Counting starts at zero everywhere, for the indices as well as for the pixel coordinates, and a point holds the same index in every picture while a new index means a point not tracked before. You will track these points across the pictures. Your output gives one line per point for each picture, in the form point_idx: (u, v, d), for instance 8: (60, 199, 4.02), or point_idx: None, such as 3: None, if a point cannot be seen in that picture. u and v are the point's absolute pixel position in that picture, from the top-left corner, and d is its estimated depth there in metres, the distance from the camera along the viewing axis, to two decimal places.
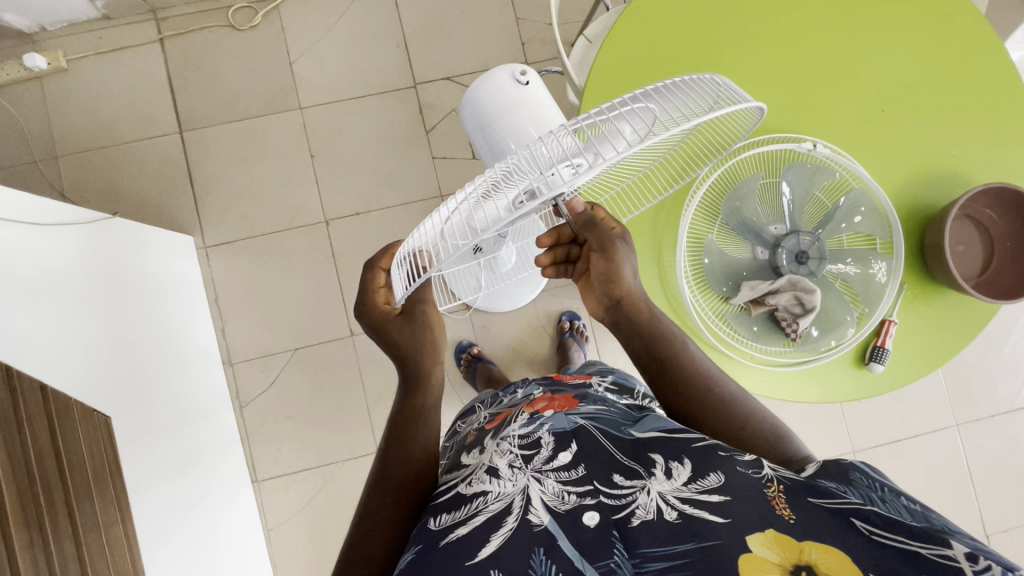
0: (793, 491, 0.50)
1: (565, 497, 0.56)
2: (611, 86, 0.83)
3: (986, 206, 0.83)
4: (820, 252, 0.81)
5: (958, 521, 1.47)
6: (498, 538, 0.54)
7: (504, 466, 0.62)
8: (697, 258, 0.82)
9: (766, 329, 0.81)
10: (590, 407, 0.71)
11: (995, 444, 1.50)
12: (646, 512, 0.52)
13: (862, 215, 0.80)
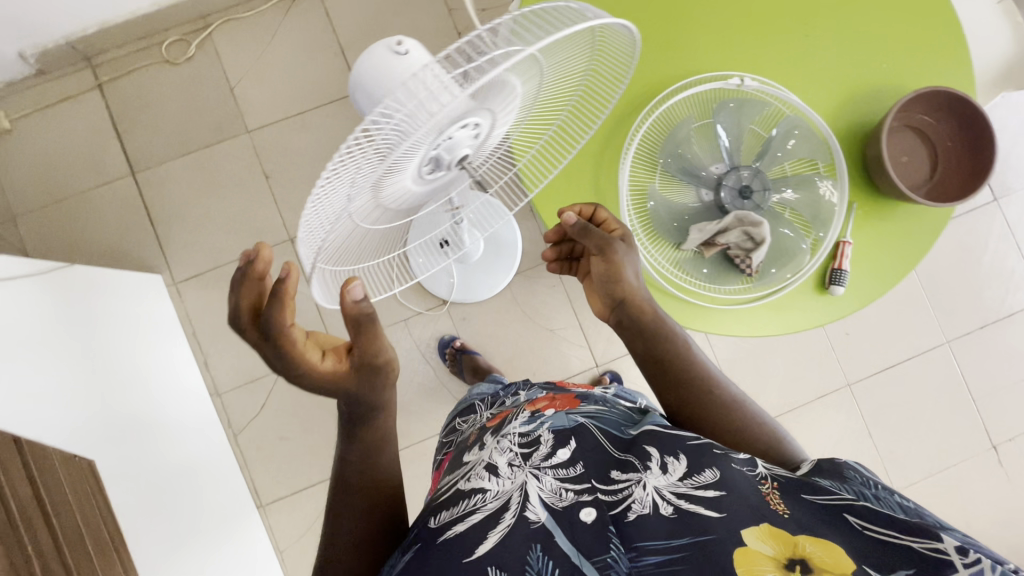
0: (788, 488, 0.56)
1: (562, 494, 0.63)
2: None
3: (922, 113, 0.82)
4: (762, 184, 0.80)
5: (963, 436, 1.48)
6: (494, 535, 0.59)
7: (503, 463, 0.68)
8: (643, 210, 0.81)
9: (720, 269, 0.82)
10: (591, 407, 0.77)
11: (989, 354, 1.49)
12: (641, 506, 0.59)
13: (797, 141, 0.80)
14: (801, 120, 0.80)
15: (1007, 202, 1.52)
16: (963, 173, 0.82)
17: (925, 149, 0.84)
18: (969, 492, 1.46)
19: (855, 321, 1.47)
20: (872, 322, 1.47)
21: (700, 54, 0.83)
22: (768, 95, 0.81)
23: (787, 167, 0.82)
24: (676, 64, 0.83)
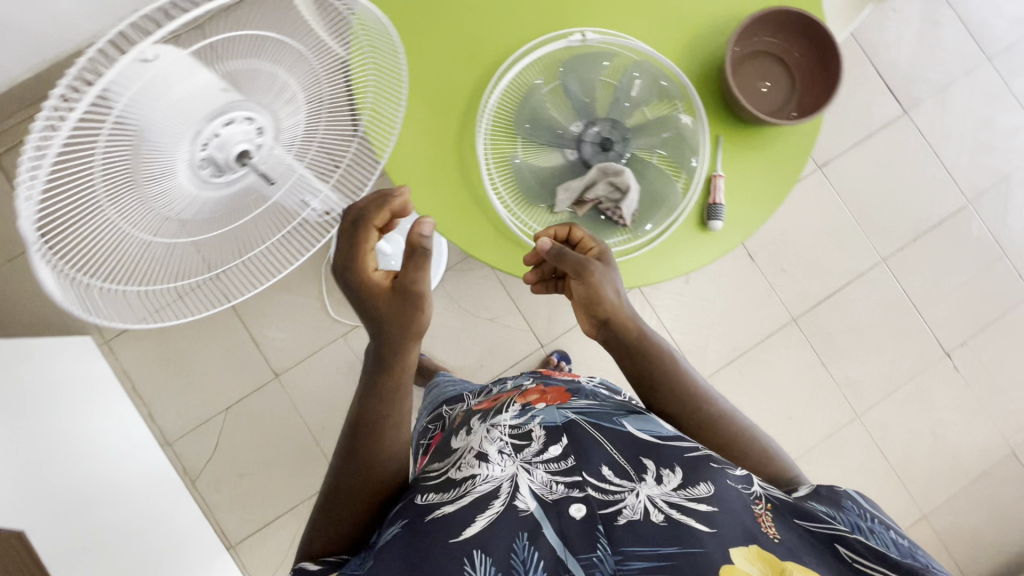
0: (779, 510, 0.54)
1: (552, 487, 0.61)
2: None
3: (768, 35, 0.83)
4: (622, 134, 0.81)
5: (916, 349, 1.48)
6: (483, 519, 0.57)
7: (493, 451, 0.65)
8: (509, 180, 0.82)
9: (596, 226, 0.81)
10: (581, 402, 0.74)
11: (925, 264, 1.50)
12: (632, 512, 0.56)
13: (645, 86, 0.80)
14: (647, 64, 0.80)
15: (917, 112, 1.53)
16: (819, 88, 0.83)
17: (781, 70, 0.84)
18: (932, 403, 1.46)
19: (787, 256, 1.48)
20: (804, 254, 1.48)
21: (546, 13, 0.82)
22: (614, 44, 0.81)
23: (647, 111, 0.81)
24: (523, 28, 0.82)
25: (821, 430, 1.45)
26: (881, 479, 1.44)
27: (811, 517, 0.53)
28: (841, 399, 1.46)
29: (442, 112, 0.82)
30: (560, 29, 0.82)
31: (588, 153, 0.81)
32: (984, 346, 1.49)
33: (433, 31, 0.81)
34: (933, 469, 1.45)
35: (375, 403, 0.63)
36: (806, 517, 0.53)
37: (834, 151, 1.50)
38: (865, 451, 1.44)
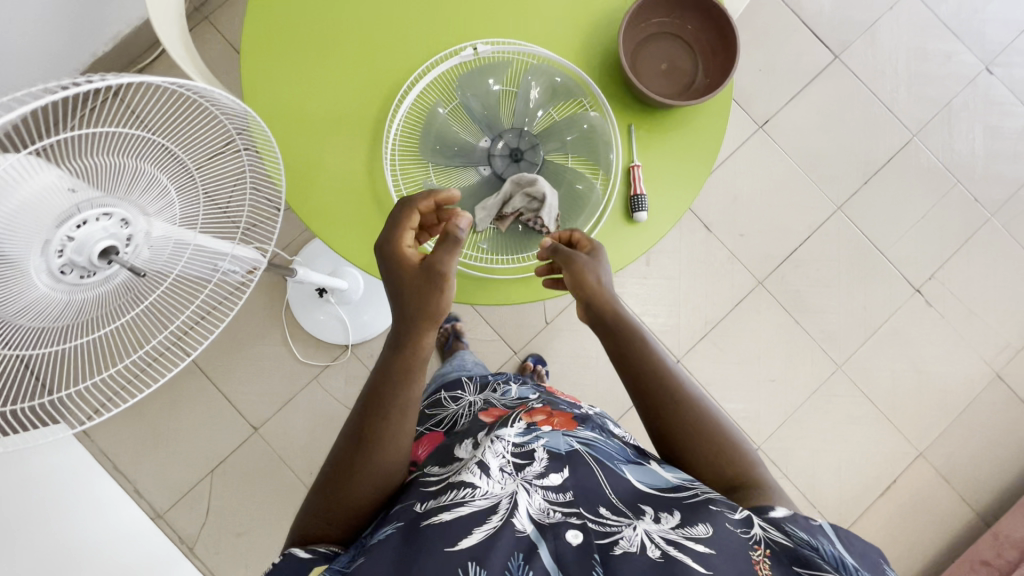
0: (777, 558, 0.51)
1: (548, 513, 0.58)
2: (267, 93, 0.80)
3: (661, 17, 0.82)
4: (531, 143, 0.80)
5: (886, 291, 1.47)
6: (481, 532, 0.55)
7: (495, 466, 0.63)
8: None
9: (524, 237, 0.80)
10: (587, 434, 0.73)
11: (883, 204, 1.49)
12: (629, 543, 0.53)
13: (546, 91, 0.79)
14: (542, 68, 0.78)
15: (849, 55, 1.51)
16: (722, 60, 0.80)
17: (681, 49, 0.83)
18: (910, 341, 1.46)
19: (744, 220, 1.47)
20: (760, 215, 1.47)
21: (438, 28, 0.81)
22: (508, 51, 0.79)
23: (552, 116, 0.81)
24: (416, 47, 0.81)
25: (805, 387, 1.44)
26: (872, 425, 1.44)
27: (810, 564, 0.49)
28: (820, 353, 1.45)
29: (349, 146, 0.81)
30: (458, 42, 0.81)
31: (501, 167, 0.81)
32: (954, 276, 1.48)
33: (326, 68, 0.81)
34: (922, 406, 1.45)
35: (382, 380, 0.62)
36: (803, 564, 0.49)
37: (773, 109, 1.49)
38: (852, 400, 1.44)
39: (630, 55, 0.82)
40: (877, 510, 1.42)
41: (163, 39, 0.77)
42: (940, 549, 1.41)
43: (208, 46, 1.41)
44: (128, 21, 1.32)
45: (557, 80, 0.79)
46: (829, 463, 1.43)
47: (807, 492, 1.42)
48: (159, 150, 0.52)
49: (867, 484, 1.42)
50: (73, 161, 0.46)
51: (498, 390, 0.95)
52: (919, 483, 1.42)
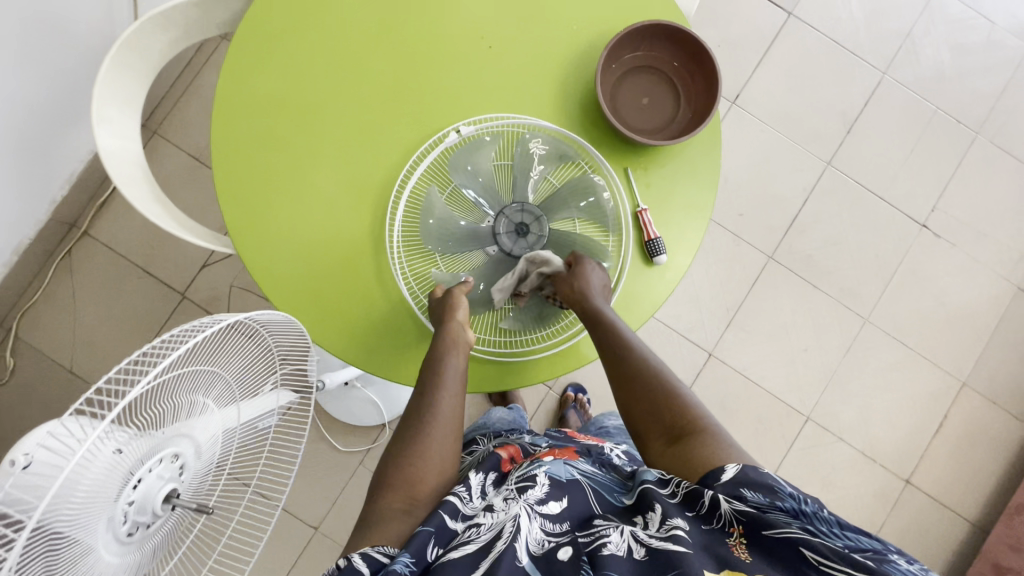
0: (750, 532, 0.51)
1: (543, 542, 0.55)
2: (259, 221, 0.78)
3: (631, 52, 0.81)
4: (536, 215, 0.77)
5: (894, 234, 1.47)
6: (485, 564, 0.52)
7: (499, 501, 0.61)
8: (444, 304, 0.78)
9: (543, 313, 0.79)
10: (588, 466, 0.70)
11: (870, 149, 1.48)
12: (616, 548, 0.52)
13: (541, 158, 0.76)
14: (535, 136, 0.76)
15: (802, 10, 1.49)
16: (703, 84, 0.81)
17: (659, 79, 0.83)
18: (928, 277, 1.46)
19: (739, 200, 1.45)
20: (754, 190, 1.46)
21: (411, 118, 0.80)
22: (490, 128, 0.78)
23: (551, 180, 0.78)
24: (393, 143, 0.79)
25: (839, 348, 1.44)
26: (911, 368, 1.45)
27: (771, 525, 0.50)
28: (845, 310, 1.45)
29: (352, 258, 0.79)
30: (438, 115, 0.80)
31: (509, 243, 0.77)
32: (954, 202, 1.48)
33: (309, 187, 0.79)
34: (954, 338, 1.45)
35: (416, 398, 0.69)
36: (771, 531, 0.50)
37: (742, 82, 1.47)
38: (887, 349, 1.45)
39: (609, 96, 0.81)
40: (934, 449, 1.43)
41: (135, 203, 0.74)
42: (1001, 471, 1.43)
43: (164, 160, 1.37)
44: (80, 157, 1.26)
45: (551, 145, 0.76)
46: (880, 416, 1.44)
47: (866, 449, 1.43)
48: (199, 377, 0.54)
49: (920, 426, 1.44)
50: (138, 416, 0.49)
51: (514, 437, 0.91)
52: (967, 413, 1.44)
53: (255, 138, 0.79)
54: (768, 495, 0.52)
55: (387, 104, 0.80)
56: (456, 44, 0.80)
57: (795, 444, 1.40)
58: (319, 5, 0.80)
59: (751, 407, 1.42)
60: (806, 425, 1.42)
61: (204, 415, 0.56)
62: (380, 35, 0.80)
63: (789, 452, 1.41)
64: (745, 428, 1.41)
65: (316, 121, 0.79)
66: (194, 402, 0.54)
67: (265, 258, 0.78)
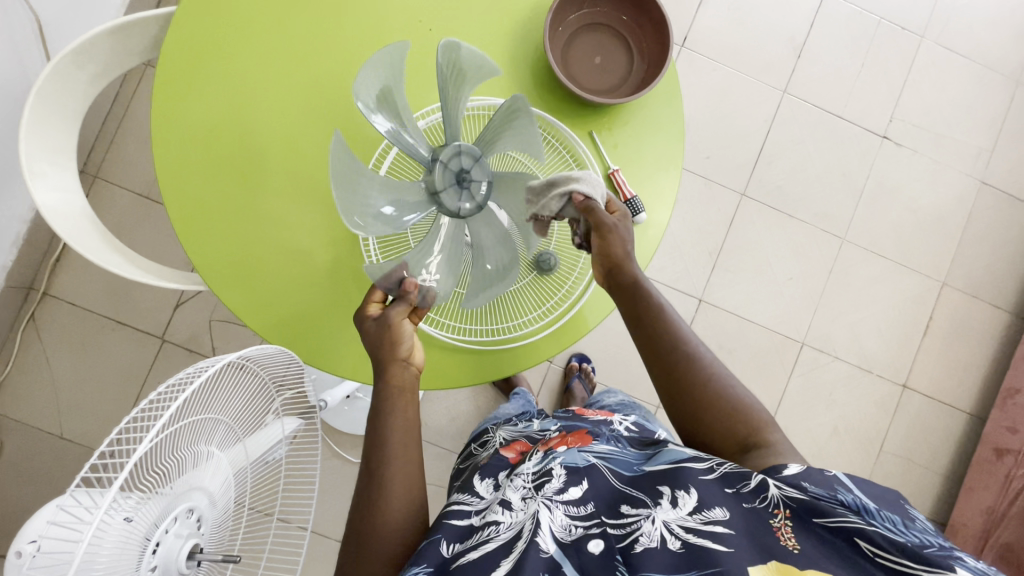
0: (798, 517, 0.53)
1: (571, 529, 0.60)
2: (226, 252, 0.75)
3: (575, 11, 0.79)
4: (473, 155, 0.67)
5: (858, 150, 1.48)
6: (508, 562, 0.56)
7: (516, 497, 0.65)
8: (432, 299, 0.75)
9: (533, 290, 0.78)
10: (602, 446, 0.73)
11: (821, 70, 1.48)
12: (649, 540, 0.56)
13: (461, 85, 0.64)
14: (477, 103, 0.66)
15: None
16: (652, 36, 0.80)
17: (608, 35, 0.81)
18: (895, 187, 1.49)
19: (704, 142, 1.45)
20: (717, 131, 1.45)
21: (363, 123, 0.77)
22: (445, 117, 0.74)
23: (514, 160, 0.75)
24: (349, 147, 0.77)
25: (822, 271, 1.47)
26: (892, 277, 1.48)
27: (825, 514, 0.52)
28: (822, 234, 1.47)
29: (331, 277, 0.77)
30: None
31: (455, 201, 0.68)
32: (910, 109, 1.50)
33: (271, 212, 0.76)
34: (929, 241, 1.49)
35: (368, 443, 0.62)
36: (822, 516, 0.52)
37: (686, 23, 1.44)
38: (868, 264, 1.48)
39: (560, 59, 0.79)
40: (925, 350, 1.49)
41: (92, 257, 0.71)
42: (990, 358, 1.49)
43: (112, 204, 1.30)
44: (22, 218, 1.19)
45: (465, 66, 0.62)
46: (870, 328, 1.48)
47: (861, 363, 1.48)
48: (200, 425, 0.52)
49: (908, 331, 1.49)
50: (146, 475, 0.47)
51: (523, 424, 0.93)
52: (950, 311, 1.49)
53: (204, 168, 0.75)
54: (828, 488, 0.53)
55: (333, 106, 0.76)
56: (395, 37, 0.77)
57: (794, 372, 1.44)
58: (239, 14, 0.75)
59: (748, 343, 1.45)
60: (802, 350, 1.46)
61: (210, 461, 0.54)
62: (313, 39, 0.76)
63: (791, 379, 1.46)
64: (745, 365, 1.44)
65: (264, 141, 0.75)
66: (199, 452, 0.52)
67: (241, 294, 0.75)
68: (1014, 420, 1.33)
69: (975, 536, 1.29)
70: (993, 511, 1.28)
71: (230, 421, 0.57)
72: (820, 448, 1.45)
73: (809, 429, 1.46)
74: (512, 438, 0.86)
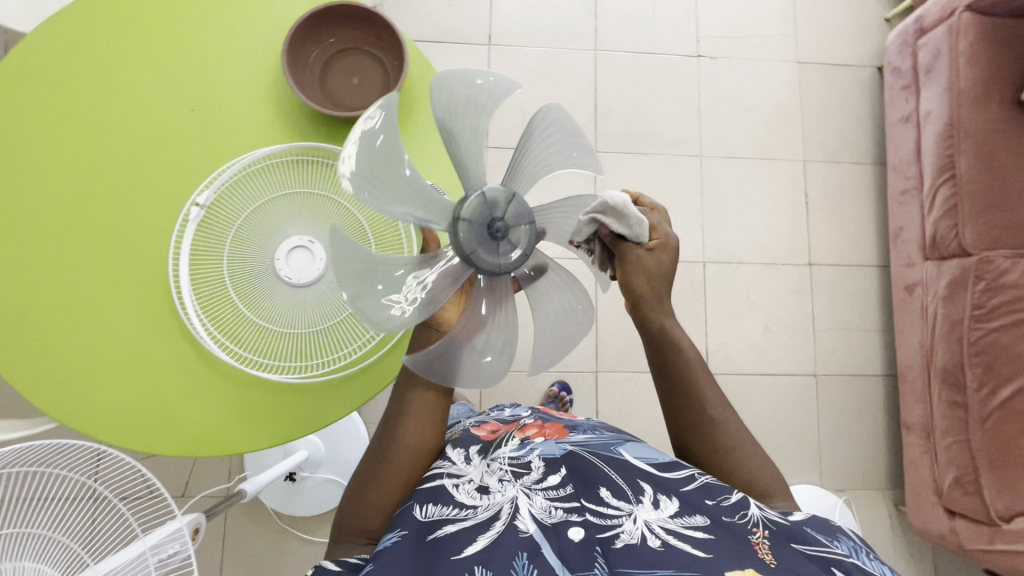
0: (779, 539, 0.57)
1: (551, 511, 0.63)
2: (64, 384, 0.76)
3: (315, 49, 0.82)
4: (506, 195, 0.59)
5: (678, 73, 1.58)
6: (484, 539, 0.60)
7: (495, 481, 0.69)
8: (267, 345, 0.77)
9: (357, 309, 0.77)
10: (579, 436, 0.80)
11: (618, 18, 1.58)
12: (629, 537, 0.59)
13: (473, 112, 0.59)
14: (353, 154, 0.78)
15: None
16: (386, 35, 0.82)
17: (355, 56, 0.85)
18: (725, 93, 1.58)
19: None
20: (549, 104, 1.53)
21: (154, 215, 0.79)
22: (227, 181, 0.78)
23: (314, 193, 0.80)
24: (151, 245, 0.79)
25: (694, 191, 1.54)
26: (758, 173, 1.56)
27: (806, 541, 0.57)
28: (680, 158, 1.54)
29: (175, 368, 0.78)
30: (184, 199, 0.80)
31: (489, 255, 0.60)
32: (710, 22, 1.61)
33: (94, 331, 0.77)
34: (776, 128, 1.58)
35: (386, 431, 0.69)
36: (804, 543, 0.57)
37: (483, 21, 1.54)
38: (731, 169, 1.55)
39: (323, 96, 0.84)
40: (815, 225, 1.55)
41: None
42: (873, 209, 1.57)
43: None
44: None
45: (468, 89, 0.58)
46: (758, 225, 1.54)
47: (764, 258, 1.53)
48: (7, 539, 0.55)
49: (793, 214, 1.55)
50: None
51: (493, 416, 0.99)
52: (821, 182, 1.57)
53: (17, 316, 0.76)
54: (828, 534, 0.58)
55: (123, 214, 0.79)
56: (152, 128, 0.81)
57: (706, 291, 1.48)
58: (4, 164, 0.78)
59: None
60: (707, 268, 1.51)
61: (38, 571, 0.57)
62: (74, 160, 0.79)
63: (707, 298, 1.50)
64: None
65: (64, 268, 0.77)
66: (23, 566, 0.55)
67: (99, 417, 0.76)
68: (909, 255, 1.39)
69: (920, 372, 1.33)
70: (924, 345, 1.32)
71: (47, 534, 0.58)
72: (759, 349, 1.49)
73: (743, 336, 1.50)
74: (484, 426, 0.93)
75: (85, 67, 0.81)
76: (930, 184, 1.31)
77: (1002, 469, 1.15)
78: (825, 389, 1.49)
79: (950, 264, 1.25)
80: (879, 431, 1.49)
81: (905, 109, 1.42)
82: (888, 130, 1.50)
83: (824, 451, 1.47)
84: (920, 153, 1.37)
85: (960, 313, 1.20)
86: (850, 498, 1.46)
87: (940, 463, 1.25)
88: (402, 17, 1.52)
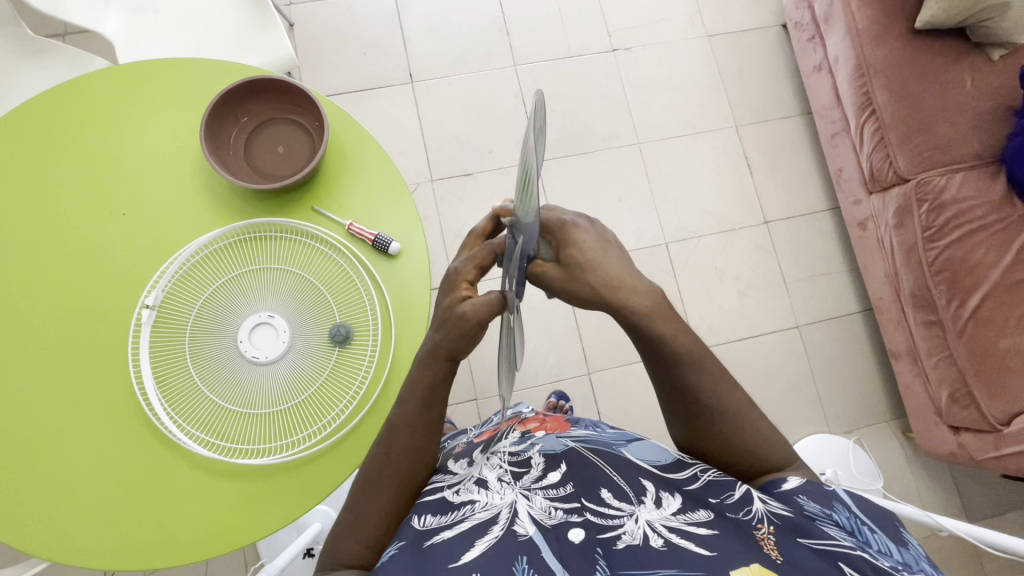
0: (782, 534, 0.53)
1: (551, 512, 0.59)
2: (47, 519, 0.74)
3: (235, 126, 0.83)
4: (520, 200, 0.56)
5: (598, 70, 1.62)
6: (482, 543, 0.56)
7: (493, 479, 0.67)
8: (244, 430, 0.76)
9: (323, 374, 0.78)
10: (578, 431, 0.77)
11: (529, 32, 1.63)
12: (631, 537, 0.54)
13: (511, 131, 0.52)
14: (318, 228, 0.81)
15: None
16: (306, 104, 0.83)
17: (275, 125, 0.85)
18: (646, 80, 1.63)
19: (482, 141, 1.55)
20: (483, 125, 1.55)
21: (103, 328, 0.78)
22: (174, 276, 0.78)
23: (264, 270, 0.80)
24: (112, 358, 0.78)
25: (640, 178, 1.57)
26: (696, 146, 1.60)
27: (812, 532, 0.53)
28: (618, 148, 1.58)
29: (160, 476, 0.76)
30: (133, 298, 0.79)
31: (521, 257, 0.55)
32: (617, 17, 1.66)
33: (69, 457, 0.75)
34: (703, 102, 1.63)
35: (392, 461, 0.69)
36: (807, 535, 0.52)
37: (402, 61, 1.56)
38: (670, 149, 1.60)
39: (249, 168, 0.85)
40: (762, 184, 1.60)
41: None
42: (811, 157, 1.62)
43: None
44: None
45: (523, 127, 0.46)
46: (707, 194, 1.58)
47: (721, 225, 1.57)
48: None
49: (739, 179, 1.60)
50: None
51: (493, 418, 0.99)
52: (757, 143, 1.62)
53: None
54: (825, 506, 0.55)
55: (76, 332, 0.78)
56: (84, 240, 0.80)
57: (673, 271, 1.51)
58: None
59: None
60: (670, 249, 1.54)
61: None
62: (14, 293, 0.78)
63: (677, 275, 1.52)
64: None
65: (25, 404, 0.76)
66: None
67: (88, 545, 0.74)
68: (854, 194, 1.44)
69: (893, 301, 1.37)
70: (890, 275, 1.35)
71: None
72: (735, 313, 1.52)
73: (718, 304, 1.52)
74: (484, 428, 0.91)
75: (15, 195, 0.80)
76: (855, 124, 1.36)
77: (990, 373, 1.16)
78: (810, 338, 1.52)
79: (892, 193, 1.29)
80: (870, 366, 1.52)
81: (815, 59, 1.49)
82: (806, 81, 1.57)
83: (823, 396, 1.50)
84: (839, 97, 1.43)
85: (913, 238, 1.24)
86: (859, 438, 1.48)
87: (933, 384, 1.27)
88: (324, 73, 1.53)
